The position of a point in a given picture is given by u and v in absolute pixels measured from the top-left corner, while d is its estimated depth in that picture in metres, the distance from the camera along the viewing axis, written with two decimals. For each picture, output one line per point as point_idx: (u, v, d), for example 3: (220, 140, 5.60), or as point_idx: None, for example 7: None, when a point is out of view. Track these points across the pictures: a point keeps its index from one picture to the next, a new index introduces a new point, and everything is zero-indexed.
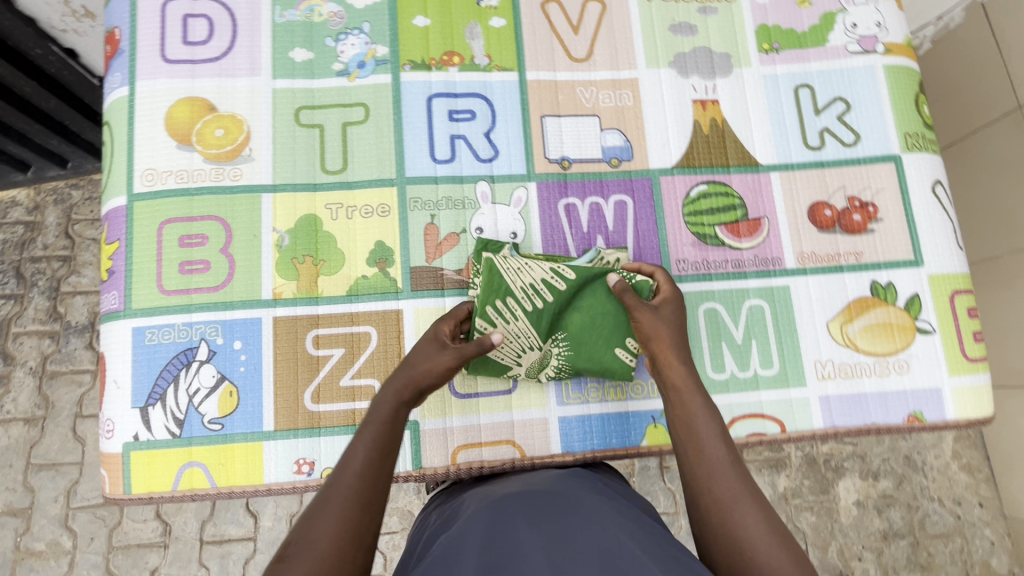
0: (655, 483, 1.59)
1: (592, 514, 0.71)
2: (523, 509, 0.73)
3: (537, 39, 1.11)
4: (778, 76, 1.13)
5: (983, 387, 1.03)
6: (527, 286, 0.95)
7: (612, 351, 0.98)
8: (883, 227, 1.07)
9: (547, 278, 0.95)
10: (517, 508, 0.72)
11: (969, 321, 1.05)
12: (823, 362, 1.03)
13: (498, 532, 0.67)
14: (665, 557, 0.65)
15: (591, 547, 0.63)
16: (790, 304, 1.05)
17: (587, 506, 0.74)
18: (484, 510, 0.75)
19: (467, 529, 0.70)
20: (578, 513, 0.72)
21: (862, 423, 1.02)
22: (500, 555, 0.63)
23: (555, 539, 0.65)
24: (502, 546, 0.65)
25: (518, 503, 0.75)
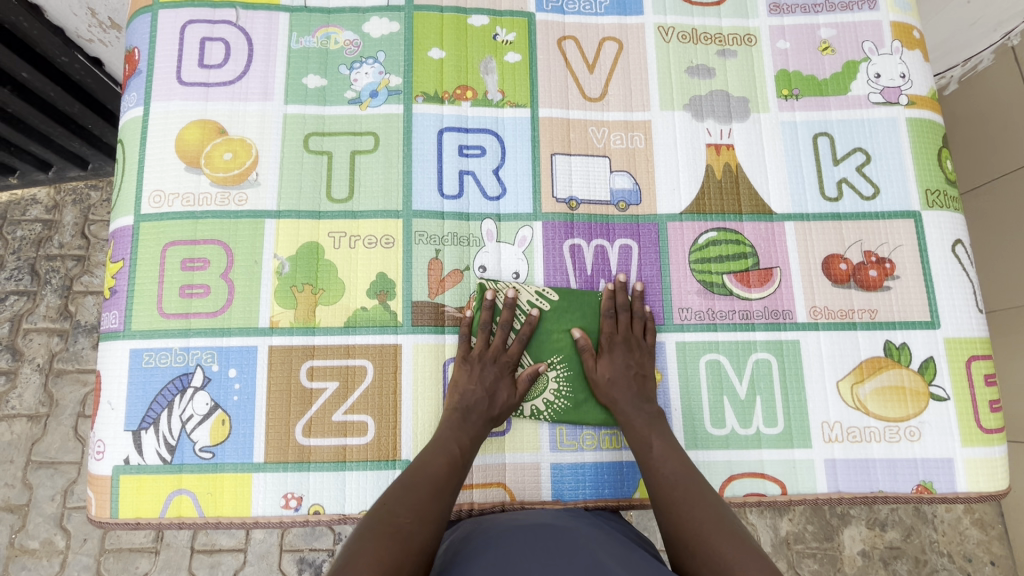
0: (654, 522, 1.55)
1: (581, 535, 0.75)
2: (517, 529, 0.76)
3: (551, 76, 1.10)
4: (796, 123, 1.10)
5: (998, 459, 0.98)
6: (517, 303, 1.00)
7: None
8: (899, 285, 1.04)
9: (536, 298, 1.00)
10: (514, 530, 0.76)
11: (986, 390, 1.00)
12: (830, 424, 0.99)
13: (500, 565, 0.65)
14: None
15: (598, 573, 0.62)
16: (798, 359, 1.02)
17: (587, 542, 0.72)
18: (488, 543, 0.73)
19: (465, 566, 0.67)
20: (580, 547, 0.70)
21: (868, 491, 0.98)
22: (499, 559, 0.67)
23: (559, 568, 0.63)
24: (498, 561, 0.66)
25: (514, 525, 0.79)
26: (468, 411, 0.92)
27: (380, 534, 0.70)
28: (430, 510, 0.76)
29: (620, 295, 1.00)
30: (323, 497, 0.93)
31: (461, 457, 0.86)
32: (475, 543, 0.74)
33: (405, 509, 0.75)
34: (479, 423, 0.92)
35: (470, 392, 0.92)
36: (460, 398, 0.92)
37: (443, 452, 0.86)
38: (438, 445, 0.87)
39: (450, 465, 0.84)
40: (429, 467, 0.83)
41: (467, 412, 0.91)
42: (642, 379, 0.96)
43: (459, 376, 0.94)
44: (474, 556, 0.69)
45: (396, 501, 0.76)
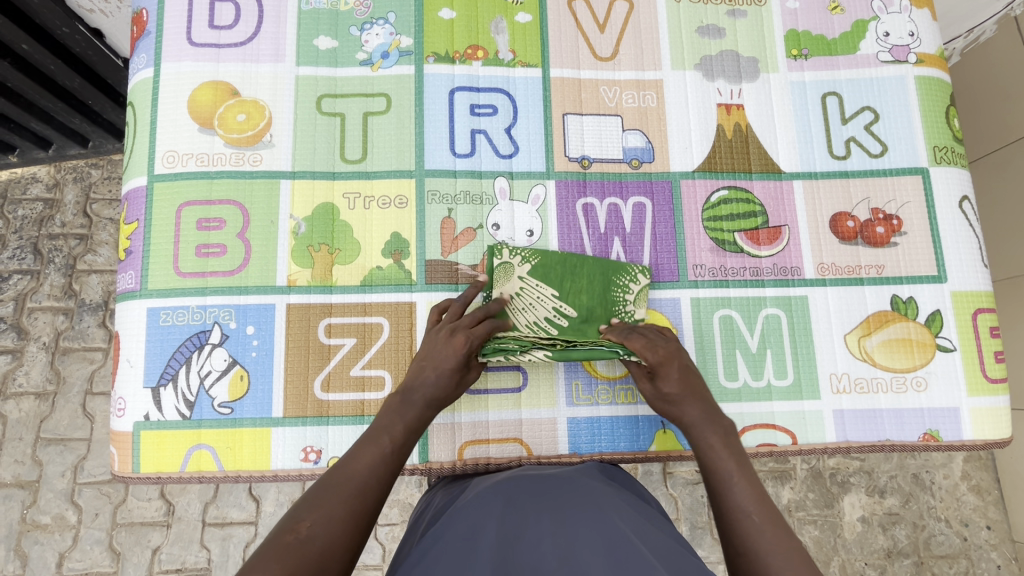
0: (659, 489, 1.58)
1: (594, 503, 0.70)
2: (528, 494, 0.72)
3: (562, 36, 1.10)
4: (805, 83, 1.11)
5: (1002, 409, 1.01)
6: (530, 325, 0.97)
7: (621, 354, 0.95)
8: (906, 241, 1.05)
9: (552, 316, 0.98)
10: (525, 494, 0.72)
11: (991, 341, 1.02)
12: (838, 375, 1.02)
13: (508, 519, 0.66)
14: (669, 557, 0.62)
15: (598, 539, 0.62)
16: (807, 314, 1.03)
17: (595, 498, 0.72)
18: (497, 492, 0.74)
19: (474, 515, 0.69)
20: (588, 505, 0.70)
21: (875, 440, 1.00)
22: (511, 541, 0.62)
23: (562, 529, 0.63)
24: (507, 544, 0.61)
25: (523, 487, 0.74)
26: (410, 391, 0.83)
27: (273, 545, 0.59)
28: (344, 507, 0.66)
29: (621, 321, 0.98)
30: (342, 450, 0.95)
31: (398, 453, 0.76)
32: (485, 491, 0.76)
33: (317, 515, 0.64)
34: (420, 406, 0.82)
35: (422, 370, 0.84)
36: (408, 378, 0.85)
37: (376, 445, 0.75)
38: (372, 437, 0.77)
39: (376, 471, 0.72)
40: (352, 466, 0.72)
41: (409, 392, 0.83)
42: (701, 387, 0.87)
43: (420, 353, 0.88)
44: (485, 506, 0.71)
45: (305, 505, 0.65)
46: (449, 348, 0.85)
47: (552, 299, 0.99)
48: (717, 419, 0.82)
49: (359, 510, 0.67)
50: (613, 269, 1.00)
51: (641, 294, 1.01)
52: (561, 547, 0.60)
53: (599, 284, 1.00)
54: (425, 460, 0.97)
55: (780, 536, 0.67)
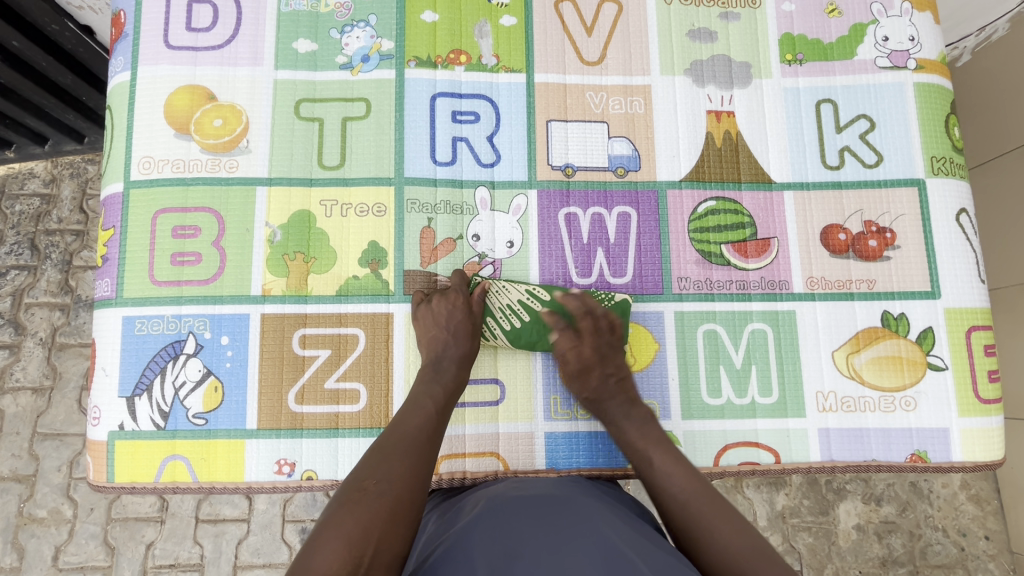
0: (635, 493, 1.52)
1: (586, 518, 0.69)
2: (518, 515, 0.71)
3: (548, 40, 1.07)
4: (799, 89, 1.07)
5: (994, 430, 0.98)
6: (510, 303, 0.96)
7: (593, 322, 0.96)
8: (900, 254, 1.02)
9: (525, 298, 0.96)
10: (514, 514, 0.71)
11: (985, 360, 0.99)
12: (826, 394, 0.99)
13: (498, 545, 0.65)
14: (664, 567, 0.62)
15: (595, 557, 0.61)
16: (795, 330, 1.01)
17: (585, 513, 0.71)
18: (489, 513, 0.73)
19: (465, 539, 0.68)
20: (580, 520, 0.69)
21: (862, 460, 0.98)
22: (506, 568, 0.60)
23: (557, 548, 0.62)
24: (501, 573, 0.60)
25: (512, 506, 0.73)
26: (439, 359, 0.92)
27: (348, 503, 0.69)
28: (399, 465, 0.75)
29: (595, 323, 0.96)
30: (316, 463, 0.94)
31: (437, 412, 0.85)
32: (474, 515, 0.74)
33: (376, 475, 0.73)
34: (453, 370, 0.91)
35: (434, 337, 0.92)
36: (428, 349, 0.92)
37: (419, 410, 0.84)
38: (414, 403, 0.85)
39: (423, 429, 0.82)
40: (400, 428, 0.81)
41: (439, 360, 0.91)
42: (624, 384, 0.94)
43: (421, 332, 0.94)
44: (474, 529, 0.69)
45: (366, 467, 0.74)
46: (458, 315, 0.93)
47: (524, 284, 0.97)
48: (633, 411, 0.91)
49: (419, 465, 0.76)
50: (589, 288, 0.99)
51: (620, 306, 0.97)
52: (556, 568, 0.59)
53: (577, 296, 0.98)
54: None
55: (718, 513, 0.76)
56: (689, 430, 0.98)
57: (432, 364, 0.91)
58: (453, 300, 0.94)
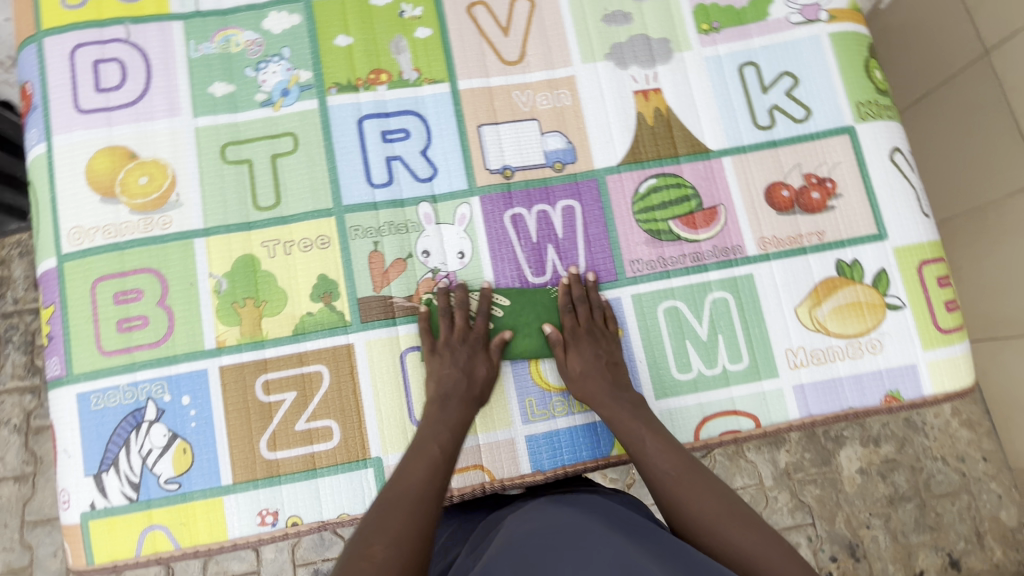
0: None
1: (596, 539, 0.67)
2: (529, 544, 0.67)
3: (466, 46, 1.06)
4: (720, 56, 1.08)
5: (960, 358, 1.00)
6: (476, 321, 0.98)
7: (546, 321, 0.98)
8: (842, 202, 1.03)
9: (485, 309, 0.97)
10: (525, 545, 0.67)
11: (940, 291, 1.01)
12: (794, 350, 1.00)
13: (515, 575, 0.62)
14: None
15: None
16: (754, 292, 1.01)
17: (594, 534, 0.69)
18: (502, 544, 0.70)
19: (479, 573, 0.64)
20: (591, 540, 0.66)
21: (838, 409, 0.98)
22: None
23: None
24: None
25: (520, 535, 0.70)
26: (446, 398, 0.90)
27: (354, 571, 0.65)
28: (410, 526, 0.72)
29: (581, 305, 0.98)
30: (300, 508, 0.92)
31: (441, 462, 0.82)
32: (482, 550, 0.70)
33: (382, 534, 0.70)
34: (459, 411, 0.89)
35: (445, 377, 0.91)
36: (438, 385, 0.91)
37: (421, 462, 0.82)
38: (419, 452, 0.83)
39: (428, 483, 0.79)
40: (407, 481, 0.79)
41: (446, 399, 0.90)
42: (614, 367, 0.94)
43: (433, 369, 0.92)
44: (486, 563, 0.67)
45: (374, 527, 0.71)
46: (478, 365, 0.93)
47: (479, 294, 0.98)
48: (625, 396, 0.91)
49: (429, 521, 0.74)
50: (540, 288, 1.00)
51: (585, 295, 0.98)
52: None
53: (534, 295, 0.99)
54: None
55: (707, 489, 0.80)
56: (667, 409, 0.98)
57: (439, 402, 0.90)
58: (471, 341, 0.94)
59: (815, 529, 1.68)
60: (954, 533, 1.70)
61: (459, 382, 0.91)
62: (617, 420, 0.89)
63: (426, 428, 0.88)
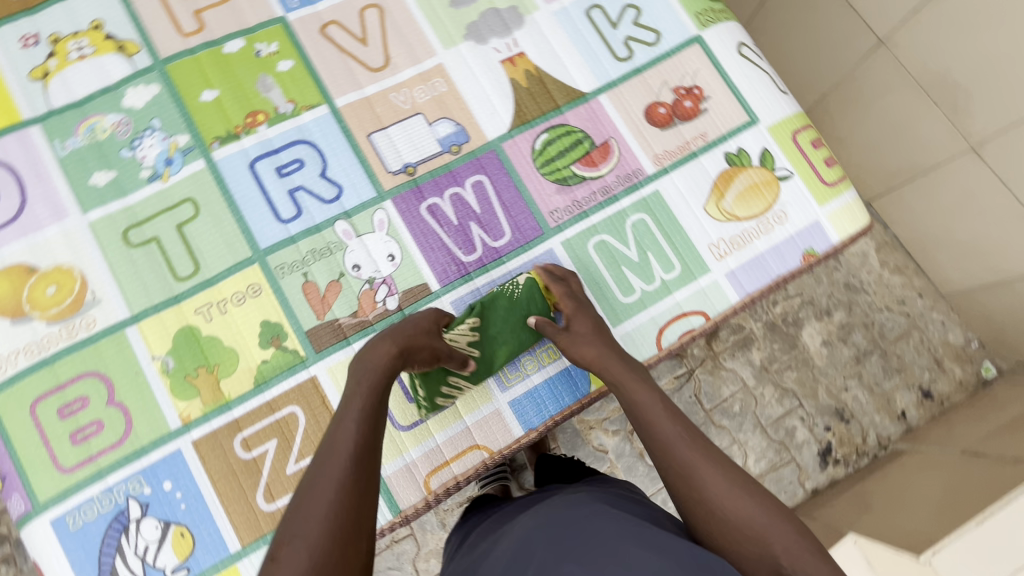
0: (584, 448, 1.36)
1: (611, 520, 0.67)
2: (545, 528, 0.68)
3: (331, 66, 1.09)
4: (566, 8, 1.16)
5: (852, 203, 1.12)
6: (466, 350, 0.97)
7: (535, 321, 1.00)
8: (712, 103, 1.13)
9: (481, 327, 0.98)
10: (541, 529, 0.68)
11: (817, 151, 1.13)
12: (716, 243, 1.08)
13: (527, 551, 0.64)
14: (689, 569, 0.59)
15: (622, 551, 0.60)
16: (665, 205, 1.09)
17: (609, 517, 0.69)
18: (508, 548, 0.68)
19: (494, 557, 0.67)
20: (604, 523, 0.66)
21: (769, 280, 1.08)
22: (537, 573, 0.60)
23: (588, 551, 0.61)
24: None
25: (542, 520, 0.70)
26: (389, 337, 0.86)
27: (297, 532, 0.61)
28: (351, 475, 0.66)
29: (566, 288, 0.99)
30: None
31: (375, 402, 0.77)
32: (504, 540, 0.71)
33: (316, 486, 0.65)
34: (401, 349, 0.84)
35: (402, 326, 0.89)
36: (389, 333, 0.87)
37: (352, 404, 0.75)
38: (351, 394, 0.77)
39: (362, 419, 0.73)
40: (340, 424, 0.73)
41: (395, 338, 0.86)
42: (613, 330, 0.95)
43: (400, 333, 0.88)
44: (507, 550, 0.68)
45: (310, 479, 0.66)
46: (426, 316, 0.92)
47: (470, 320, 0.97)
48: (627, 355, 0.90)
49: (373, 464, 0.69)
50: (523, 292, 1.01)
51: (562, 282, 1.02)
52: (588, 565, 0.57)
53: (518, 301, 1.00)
54: (398, 511, 0.96)
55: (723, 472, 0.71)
56: (625, 333, 1.04)
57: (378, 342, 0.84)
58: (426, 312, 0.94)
59: (804, 409, 1.57)
60: (919, 372, 1.62)
61: (412, 331, 0.88)
62: (624, 380, 0.85)
63: (362, 360, 0.83)
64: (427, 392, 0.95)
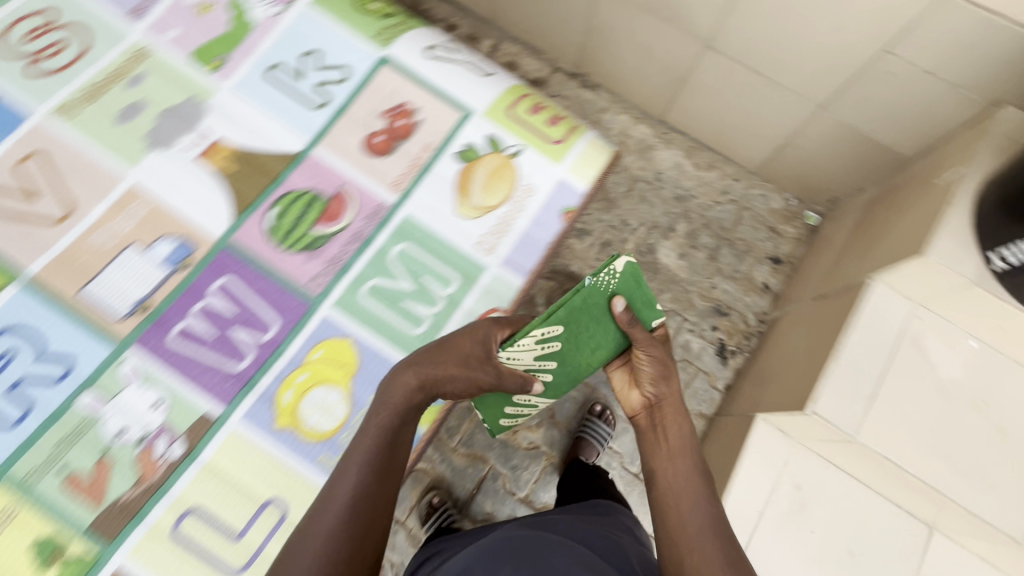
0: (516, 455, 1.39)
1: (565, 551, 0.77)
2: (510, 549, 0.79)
3: (8, 239, 0.98)
4: (244, 78, 1.11)
5: (587, 149, 1.17)
6: (530, 363, 0.96)
7: (608, 334, 0.96)
8: (425, 112, 1.14)
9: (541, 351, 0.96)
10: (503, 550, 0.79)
11: (537, 115, 1.17)
12: (482, 240, 1.09)
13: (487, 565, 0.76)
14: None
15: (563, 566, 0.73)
16: (418, 226, 1.08)
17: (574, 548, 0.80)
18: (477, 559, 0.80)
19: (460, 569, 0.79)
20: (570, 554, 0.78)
21: (542, 252, 1.11)
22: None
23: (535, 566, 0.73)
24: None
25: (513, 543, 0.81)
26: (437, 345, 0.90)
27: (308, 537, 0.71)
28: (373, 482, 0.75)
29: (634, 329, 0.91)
30: None
31: (398, 416, 0.83)
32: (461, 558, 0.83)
33: (318, 524, 0.72)
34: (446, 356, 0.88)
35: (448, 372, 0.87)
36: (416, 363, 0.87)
37: (379, 416, 0.82)
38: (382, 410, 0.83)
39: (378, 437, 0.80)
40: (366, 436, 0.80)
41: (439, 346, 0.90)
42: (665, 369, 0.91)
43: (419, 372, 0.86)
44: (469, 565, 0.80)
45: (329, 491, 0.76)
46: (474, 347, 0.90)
47: (533, 343, 0.94)
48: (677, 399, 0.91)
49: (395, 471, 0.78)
50: (593, 309, 0.92)
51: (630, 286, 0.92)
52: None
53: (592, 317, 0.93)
54: None
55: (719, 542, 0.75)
56: None
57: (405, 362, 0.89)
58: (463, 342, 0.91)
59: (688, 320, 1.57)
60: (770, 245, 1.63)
61: (457, 377, 0.88)
62: (659, 457, 0.86)
63: (384, 390, 0.86)
64: (489, 416, 1.14)
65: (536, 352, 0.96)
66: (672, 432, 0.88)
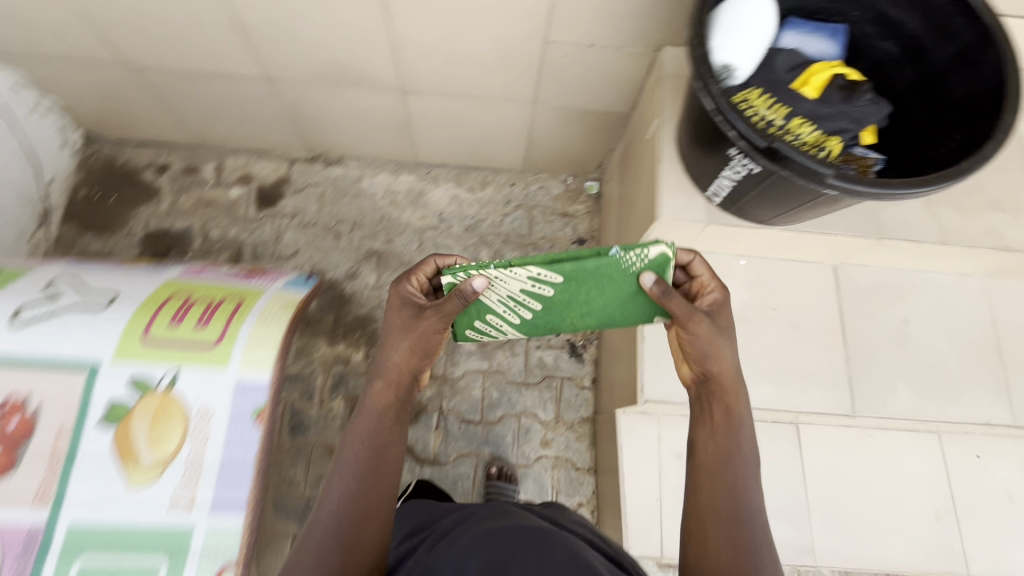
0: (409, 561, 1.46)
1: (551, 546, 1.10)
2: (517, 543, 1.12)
3: None
4: None
5: (248, 343, 1.44)
6: (512, 293, 1.26)
7: (612, 288, 1.25)
8: (37, 398, 1.34)
9: (527, 283, 1.23)
10: (504, 537, 1.14)
11: (183, 325, 1.44)
12: (176, 496, 1.34)
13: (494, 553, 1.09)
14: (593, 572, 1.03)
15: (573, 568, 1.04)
16: (87, 519, 1.31)
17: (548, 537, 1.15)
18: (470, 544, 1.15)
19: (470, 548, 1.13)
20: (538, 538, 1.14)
21: (248, 476, 1.38)
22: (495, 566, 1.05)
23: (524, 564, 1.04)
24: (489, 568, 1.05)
25: (501, 535, 1.15)
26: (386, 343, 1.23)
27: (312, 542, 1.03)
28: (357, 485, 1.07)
29: (666, 300, 1.18)
30: None
31: (378, 425, 1.15)
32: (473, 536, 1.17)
33: (324, 512, 1.05)
34: (401, 350, 1.22)
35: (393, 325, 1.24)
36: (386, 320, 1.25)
37: (360, 424, 1.15)
38: (366, 407, 1.18)
39: (365, 442, 1.12)
40: (355, 436, 1.13)
41: (390, 324, 1.25)
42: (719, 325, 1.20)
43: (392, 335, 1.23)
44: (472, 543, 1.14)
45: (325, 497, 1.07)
46: (410, 341, 1.21)
47: (528, 274, 1.20)
48: (722, 331, 1.20)
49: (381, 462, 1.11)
50: (600, 266, 1.18)
51: (650, 256, 1.16)
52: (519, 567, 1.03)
53: (610, 275, 1.21)
54: None
55: (757, 524, 1.08)
56: None
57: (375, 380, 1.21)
58: (399, 333, 1.22)
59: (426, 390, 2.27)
60: None
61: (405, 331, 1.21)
62: (731, 425, 1.16)
63: (364, 402, 1.19)
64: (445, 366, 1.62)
65: (526, 284, 1.23)
66: (720, 360, 1.19)
